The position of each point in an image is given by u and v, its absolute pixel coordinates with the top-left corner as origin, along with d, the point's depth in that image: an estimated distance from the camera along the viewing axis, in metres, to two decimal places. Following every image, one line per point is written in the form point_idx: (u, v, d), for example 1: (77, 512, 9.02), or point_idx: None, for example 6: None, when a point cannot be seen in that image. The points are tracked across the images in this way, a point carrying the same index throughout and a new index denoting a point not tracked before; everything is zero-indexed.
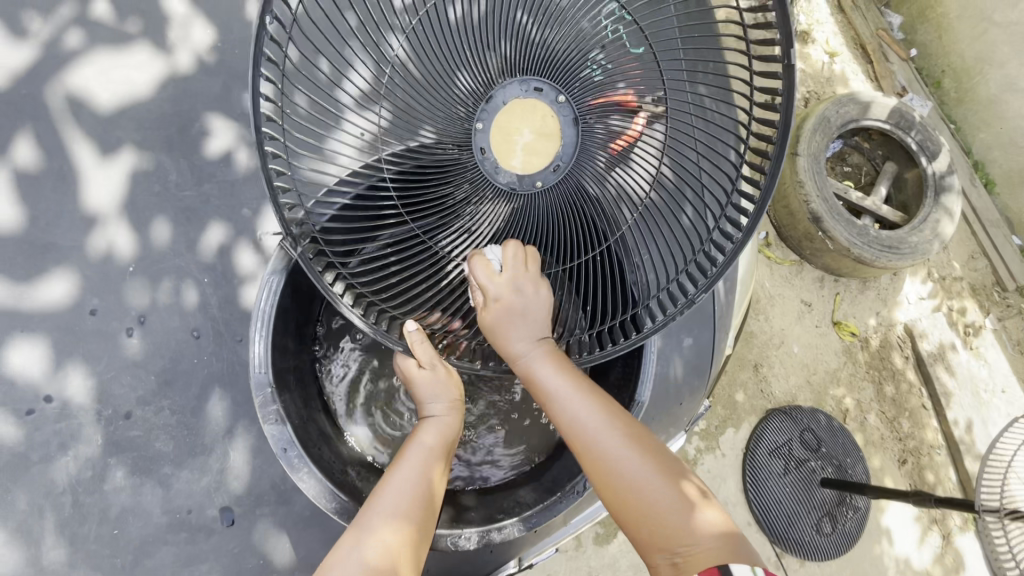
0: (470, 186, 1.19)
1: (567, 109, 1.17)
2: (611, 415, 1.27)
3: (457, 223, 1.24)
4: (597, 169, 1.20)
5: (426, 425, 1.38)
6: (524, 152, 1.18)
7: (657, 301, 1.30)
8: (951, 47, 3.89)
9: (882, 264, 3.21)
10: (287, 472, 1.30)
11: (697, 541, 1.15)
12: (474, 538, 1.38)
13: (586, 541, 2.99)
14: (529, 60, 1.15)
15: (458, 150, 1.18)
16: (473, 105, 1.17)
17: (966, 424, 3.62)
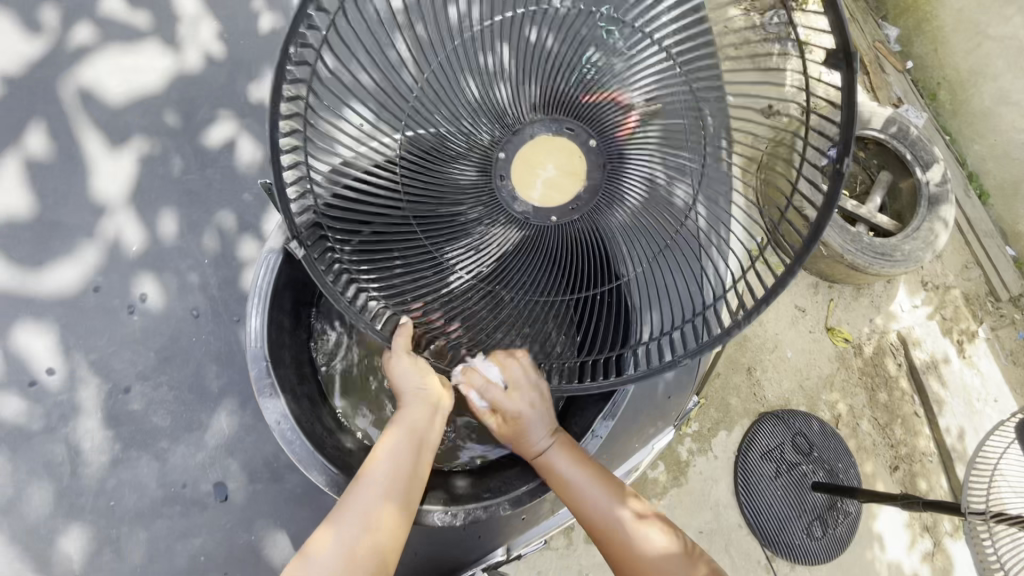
0: (484, 209, 1.27)
1: (596, 154, 1.24)
2: (580, 459, 1.36)
3: (466, 240, 1.29)
4: (608, 199, 1.25)
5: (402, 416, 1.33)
6: (545, 185, 1.26)
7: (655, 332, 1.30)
8: (947, 59, 3.90)
9: (876, 270, 3.24)
10: (282, 445, 1.34)
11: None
12: (461, 516, 1.43)
13: (577, 540, 3.01)
14: (564, 99, 1.24)
15: (477, 175, 1.26)
16: (499, 132, 1.26)
17: (958, 433, 3.63)
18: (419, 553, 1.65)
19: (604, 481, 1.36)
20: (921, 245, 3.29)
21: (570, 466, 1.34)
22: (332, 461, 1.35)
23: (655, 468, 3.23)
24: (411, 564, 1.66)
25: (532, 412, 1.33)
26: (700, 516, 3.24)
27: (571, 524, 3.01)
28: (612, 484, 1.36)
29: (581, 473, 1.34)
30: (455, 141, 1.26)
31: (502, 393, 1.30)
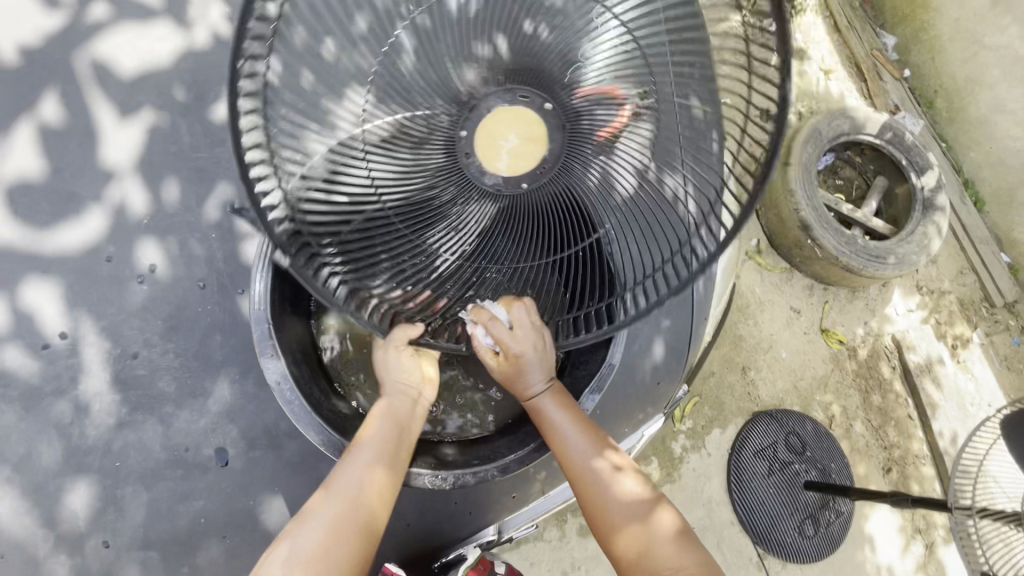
0: (457, 188, 1.24)
1: (554, 117, 1.21)
2: (567, 406, 1.42)
3: (445, 222, 1.25)
4: (582, 160, 1.22)
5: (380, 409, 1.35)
6: (510, 156, 1.23)
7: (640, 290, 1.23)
8: (943, 68, 3.89)
9: (870, 273, 3.28)
10: (284, 407, 1.39)
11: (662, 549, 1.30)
12: (449, 479, 1.48)
13: (570, 532, 3.05)
14: (516, 68, 1.19)
15: (446, 157, 1.22)
16: (457, 111, 1.21)
17: (951, 436, 3.66)
18: (411, 524, 1.67)
19: (587, 428, 1.40)
20: (915, 249, 3.34)
21: (557, 411, 1.41)
22: (328, 420, 1.37)
23: (649, 464, 3.27)
24: (399, 535, 1.67)
25: (533, 355, 1.32)
26: (692, 512, 3.27)
27: (565, 516, 3.04)
28: (594, 433, 1.41)
29: (566, 418, 1.40)
30: (416, 124, 1.21)
31: (508, 331, 1.26)
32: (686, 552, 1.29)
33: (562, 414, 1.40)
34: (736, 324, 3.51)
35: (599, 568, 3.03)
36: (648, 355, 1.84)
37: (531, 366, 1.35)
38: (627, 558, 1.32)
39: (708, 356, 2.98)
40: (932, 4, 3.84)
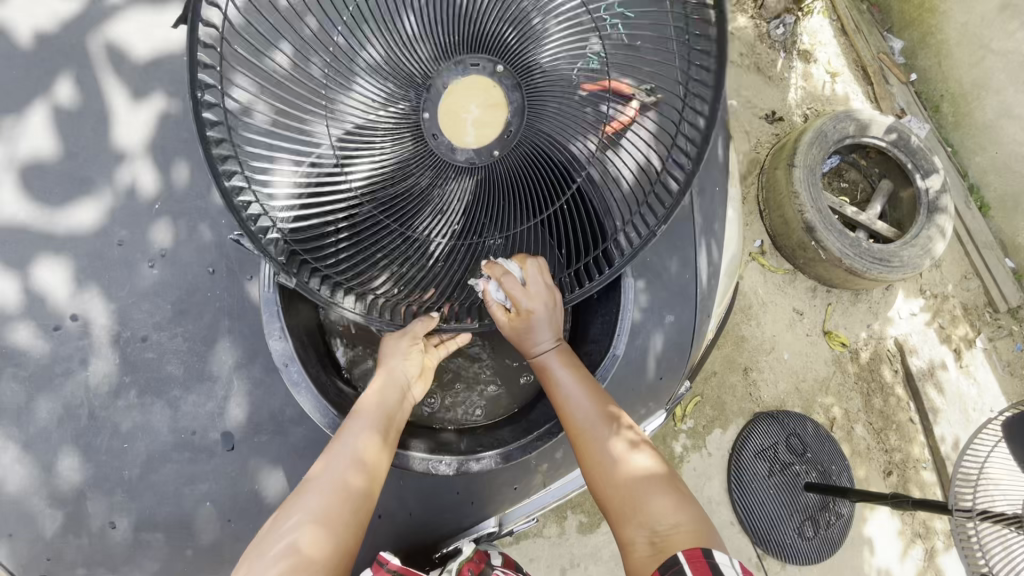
0: (433, 172, 1.18)
1: (508, 78, 1.15)
2: (575, 370, 1.43)
3: (430, 207, 1.22)
4: (565, 121, 1.21)
5: (375, 392, 1.35)
6: (476, 128, 1.17)
7: (622, 237, 1.35)
8: (950, 72, 3.87)
9: (873, 275, 3.29)
10: (289, 386, 1.40)
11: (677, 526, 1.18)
12: (452, 465, 1.54)
13: (570, 529, 3.05)
14: (465, 41, 1.14)
15: (415, 144, 1.16)
16: (414, 95, 1.14)
17: (953, 441, 3.66)
18: (413, 513, 1.62)
19: (594, 391, 1.40)
20: (919, 252, 3.33)
21: (563, 370, 1.41)
22: (335, 404, 1.40)
23: None
24: (400, 525, 1.61)
25: (542, 313, 1.33)
26: None
27: (564, 513, 3.05)
28: (601, 397, 1.40)
29: (573, 378, 1.41)
30: (378, 111, 1.14)
31: (520, 287, 1.28)
32: (692, 518, 1.20)
33: (568, 374, 1.41)
34: (739, 325, 3.51)
35: (598, 566, 3.03)
36: (651, 350, 1.84)
37: (538, 326, 1.35)
38: (627, 521, 1.24)
39: (710, 356, 2.98)
40: (940, 8, 3.83)
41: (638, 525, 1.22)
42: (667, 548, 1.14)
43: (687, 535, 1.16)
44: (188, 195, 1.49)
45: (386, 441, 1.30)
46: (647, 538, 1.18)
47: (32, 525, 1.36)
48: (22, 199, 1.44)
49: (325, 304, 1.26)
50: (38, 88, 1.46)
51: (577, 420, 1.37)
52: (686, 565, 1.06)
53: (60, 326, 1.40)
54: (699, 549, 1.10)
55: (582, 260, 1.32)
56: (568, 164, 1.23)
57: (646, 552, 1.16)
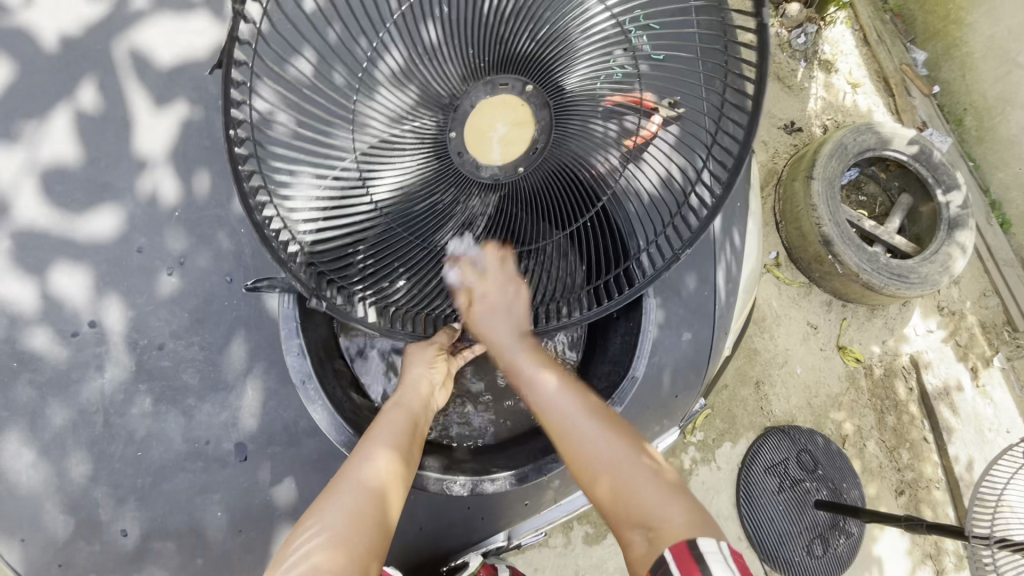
0: (456, 189, 1.19)
1: (538, 96, 1.14)
2: (543, 361, 1.32)
3: (452, 222, 1.21)
4: (590, 136, 1.18)
5: (390, 410, 1.31)
6: (502, 144, 1.16)
7: (647, 254, 1.29)
8: (974, 86, 3.78)
9: (890, 291, 3.22)
10: (303, 401, 1.35)
11: (665, 513, 1.08)
12: (466, 486, 1.45)
13: (576, 540, 3.03)
14: (497, 60, 1.13)
15: (438, 163, 1.16)
16: (441, 115, 1.14)
17: (967, 462, 3.57)
18: (424, 528, 1.60)
19: (576, 388, 1.30)
20: (938, 269, 3.26)
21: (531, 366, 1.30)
22: (349, 422, 1.34)
23: None
24: (410, 541, 1.59)
25: (505, 299, 1.25)
26: None
27: (571, 523, 3.02)
28: (587, 397, 1.28)
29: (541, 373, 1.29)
30: (401, 129, 1.14)
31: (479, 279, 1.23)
32: (688, 508, 1.09)
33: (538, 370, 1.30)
34: (751, 337, 3.47)
35: None
36: (668, 367, 1.81)
37: (501, 315, 1.27)
38: (623, 521, 1.12)
39: (724, 368, 2.96)
40: (966, 21, 3.73)
41: (627, 523, 1.11)
42: (667, 542, 1.02)
43: (683, 524, 1.04)
44: (207, 204, 1.48)
45: (406, 459, 1.25)
46: (643, 534, 1.07)
47: (44, 531, 1.35)
48: (44, 204, 1.44)
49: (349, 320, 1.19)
50: (62, 93, 1.46)
51: (551, 411, 1.26)
52: (673, 564, 0.97)
53: (77, 332, 1.40)
54: (682, 539, 1.01)
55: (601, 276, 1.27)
56: (591, 183, 1.22)
57: (644, 549, 1.05)
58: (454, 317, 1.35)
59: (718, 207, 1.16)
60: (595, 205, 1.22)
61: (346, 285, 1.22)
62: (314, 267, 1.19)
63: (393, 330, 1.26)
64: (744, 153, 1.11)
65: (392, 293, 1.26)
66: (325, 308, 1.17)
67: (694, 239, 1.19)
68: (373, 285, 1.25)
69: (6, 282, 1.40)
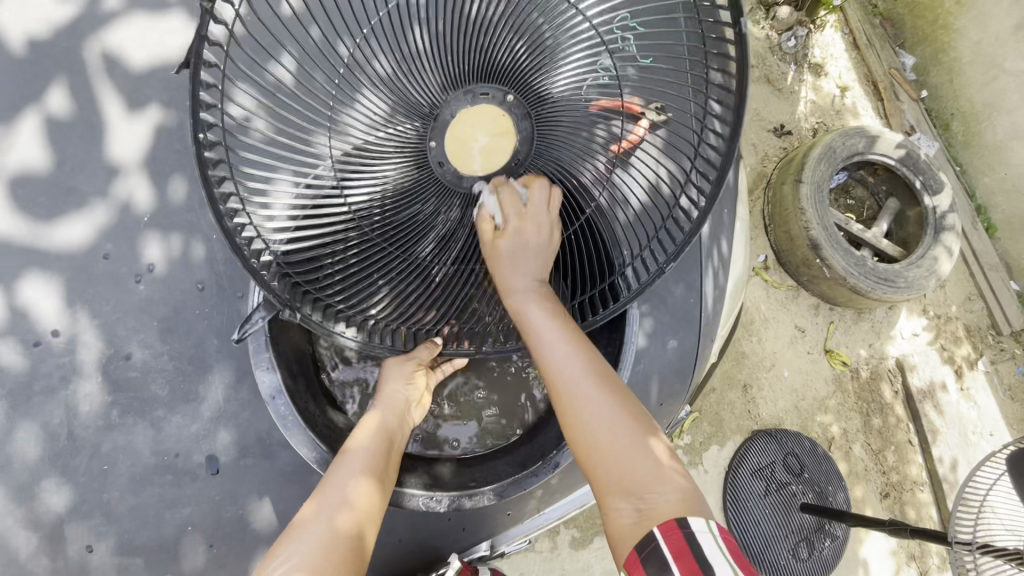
0: (437, 200, 1.15)
1: (519, 106, 1.11)
2: (555, 309, 1.18)
3: (432, 234, 1.18)
4: (573, 145, 1.16)
5: (364, 428, 1.27)
6: (482, 154, 1.13)
7: (634, 268, 1.28)
8: (962, 90, 3.79)
9: (877, 295, 3.22)
10: (274, 418, 1.31)
11: (660, 490, 1.05)
12: (445, 502, 1.42)
13: (561, 544, 3.01)
14: (477, 70, 1.09)
15: (419, 171, 1.12)
16: (423, 125, 1.10)
17: (951, 463, 3.59)
18: (403, 540, 1.55)
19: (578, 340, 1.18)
20: (923, 273, 3.27)
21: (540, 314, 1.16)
22: (323, 438, 1.30)
23: None
24: (389, 554, 1.55)
25: (531, 240, 1.17)
26: None
27: (557, 528, 3.00)
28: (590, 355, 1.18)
29: (557, 330, 1.15)
30: (382, 134, 1.10)
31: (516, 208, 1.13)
32: (680, 487, 1.07)
33: (551, 324, 1.16)
34: (739, 339, 3.46)
35: None
36: (653, 376, 1.79)
37: (524, 256, 1.18)
38: (613, 490, 1.08)
39: (712, 372, 2.95)
40: (954, 26, 3.71)
41: (619, 492, 1.07)
42: (654, 521, 1.00)
43: (675, 502, 1.03)
44: (181, 211, 1.43)
45: (384, 478, 1.22)
46: (634, 507, 1.04)
47: (5, 549, 1.30)
48: (10, 211, 1.38)
49: (328, 336, 1.18)
50: (27, 94, 1.40)
51: (555, 372, 1.15)
52: (660, 539, 0.97)
53: (41, 342, 1.35)
54: (674, 519, 0.99)
55: (587, 292, 1.27)
56: (575, 194, 1.22)
57: (632, 521, 1.03)
58: (438, 329, 1.29)
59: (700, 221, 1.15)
60: (580, 217, 1.23)
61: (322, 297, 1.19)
62: (286, 277, 1.15)
63: (372, 345, 1.26)
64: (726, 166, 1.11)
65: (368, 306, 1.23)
66: (299, 321, 1.15)
67: (679, 253, 1.19)
68: (351, 298, 1.22)
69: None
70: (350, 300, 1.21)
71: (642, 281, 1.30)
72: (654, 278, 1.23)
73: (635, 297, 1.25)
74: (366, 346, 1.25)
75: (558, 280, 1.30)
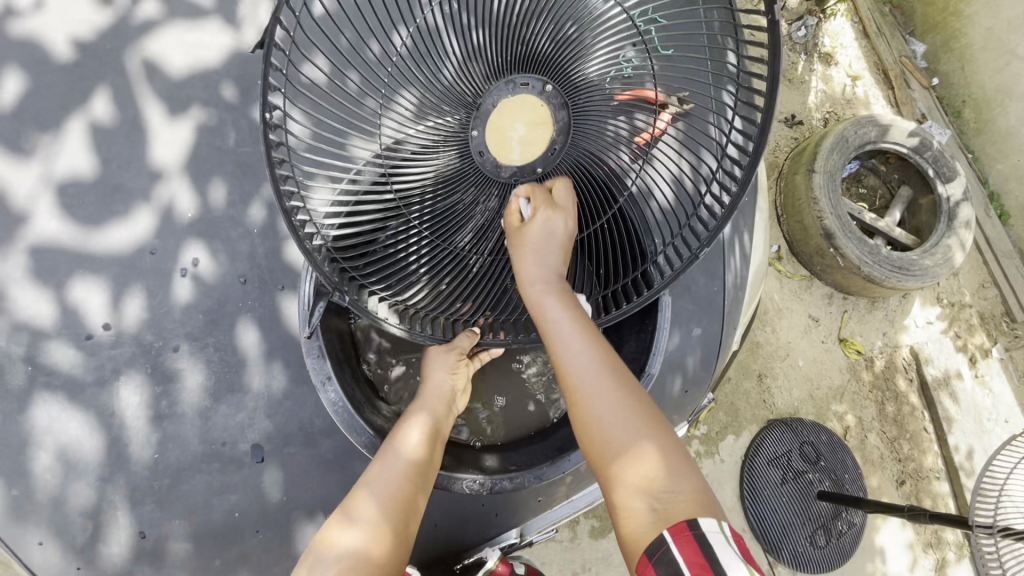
0: (476, 190, 1.19)
1: (557, 96, 1.13)
2: (572, 305, 1.12)
3: (471, 224, 1.22)
4: (602, 138, 1.17)
5: (406, 422, 1.27)
6: (521, 144, 1.16)
7: (665, 256, 1.30)
8: (973, 78, 3.78)
9: (891, 284, 3.22)
10: (324, 402, 1.35)
11: (677, 490, 0.98)
12: (485, 485, 1.46)
13: (581, 533, 3.04)
14: (516, 59, 1.13)
15: (460, 160, 1.16)
16: (465, 114, 1.15)
17: (967, 451, 3.60)
18: (437, 525, 1.59)
19: (593, 334, 1.11)
20: (937, 261, 3.27)
21: (557, 308, 1.12)
22: (370, 424, 1.33)
23: None
24: (424, 537, 1.60)
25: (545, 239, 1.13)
26: None
27: (577, 518, 3.03)
28: (607, 349, 1.12)
29: (568, 322, 1.10)
30: (425, 125, 1.15)
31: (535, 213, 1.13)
32: (693, 484, 1.00)
33: (563, 315, 1.11)
34: (753, 330, 3.48)
35: (609, 570, 3.03)
36: (679, 365, 1.81)
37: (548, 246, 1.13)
38: (625, 492, 1.01)
39: (729, 363, 2.98)
40: (965, 12, 3.70)
41: (635, 490, 1.00)
42: (668, 522, 0.94)
43: (688, 501, 0.97)
44: (220, 206, 1.46)
45: (425, 469, 1.23)
46: (648, 506, 0.98)
47: (61, 536, 1.35)
48: (58, 210, 1.42)
49: (376, 321, 1.21)
50: (74, 97, 1.45)
51: (569, 367, 1.10)
52: (674, 548, 0.90)
53: (92, 336, 1.39)
54: (686, 521, 0.93)
55: (618, 281, 1.27)
56: (608, 183, 1.21)
57: (647, 521, 0.96)
58: (474, 320, 1.31)
59: (730, 211, 1.17)
60: (612, 207, 1.22)
61: (369, 284, 1.23)
62: (335, 262, 1.21)
63: (415, 333, 1.28)
64: (755, 161, 1.11)
65: (411, 294, 1.27)
66: (348, 304, 1.20)
67: (712, 239, 1.21)
68: (395, 286, 1.25)
69: (28, 297, 1.39)
70: (393, 287, 1.25)
71: (674, 270, 1.31)
72: (686, 265, 1.25)
73: (669, 284, 1.26)
74: (410, 335, 1.27)
75: (590, 273, 1.33)
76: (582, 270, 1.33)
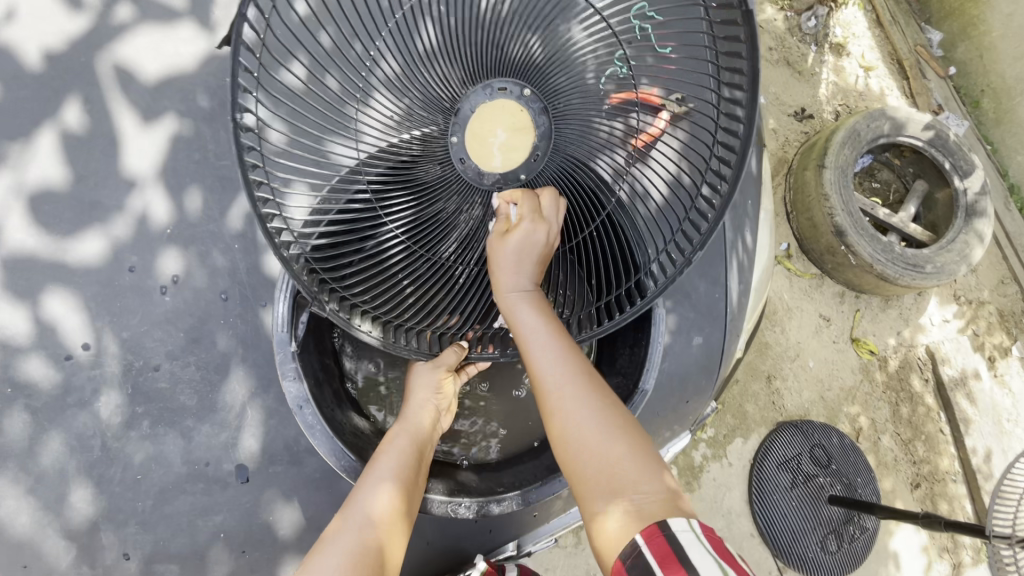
0: (459, 199, 1.14)
1: (536, 101, 1.10)
2: (547, 314, 1.12)
3: (455, 233, 1.17)
4: (590, 139, 1.12)
5: (389, 444, 1.24)
6: (502, 151, 1.12)
7: (657, 266, 1.25)
8: (992, 66, 3.64)
9: (905, 282, 3.11)
10: (302, 428, 1.31)
11: (650, 495, 0.98)
12: (473, 508, 1.41)
13: (586, 538, 3.00)
14: (495, 64, 1.08)
15: (441, 168, 1.11)
16: (443, 119, 1.10)
17: (985, 453, 3.48)
18: (432, 542, 1.54)
19: (568, 344, 1.10)
20: (955, 257, 3.14)
21: (531, 316, 1.10)
22: (349, 445, 1.30)
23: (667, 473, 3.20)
24: (417, 556, 1.54)
25: (531, 253, 1.11)
26: (710, 522, 3.22)
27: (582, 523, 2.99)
28: (580, 358, 1.11)
29: (544, 331, 1.09)
30: (401, 132, 1.10)
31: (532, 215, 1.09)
32: (664, 490, 1.00)
33: (538, 322, 1.10)
34: (763, 330, 3.39)
35: None
36: (679, 375, 1.75)
37: (529, 257, 1.12)
38: (598, 498, 1.00)
39: (736, 366, 2.90)
40: None
41: (608, 500, 0.99)
42: (640, 526, 0.94)
43: (659, 506, 0.96)
44: (200, 219, 1.44)
45: (409, 495, 1.20)
46: (620, 512, 0.96)
47: (45, 559, 1.33)
48: (33, 227, 1.40)
49: (354, 333, 1.16)
50: (49, 110, 1.42)
51: (544, 378, 1.09)
52: (647, 550, 0.89)
53: (71, 356, 1.37)
54: (656, 524, 0.92)
55: (609, 293, 1.21)
56: (597, 188, 1.14)
57: (619, 528, 0.95)
58: (461, 333, 1.25)
59: (722, 216, 1.13)
60: (602, 214, 1.16)
61: (348, 296, 1.17)
62: (313, 271, 1.16)
63: (395, 346, 1.21)
64: (745, 159, 1.08)
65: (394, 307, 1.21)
66: (323, 314, 1.15)
67: (703, 245, 1.15)
68: (379, 299, 1.20)
69: (5, 315, 1.36)
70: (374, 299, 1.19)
71: (664, 280, 1.25)
72: (677, 274, 1.20)
73: (660, 295, 1.21)
74: (390, 348, 1.21)
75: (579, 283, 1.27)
76: (572, 281, 1.28)
